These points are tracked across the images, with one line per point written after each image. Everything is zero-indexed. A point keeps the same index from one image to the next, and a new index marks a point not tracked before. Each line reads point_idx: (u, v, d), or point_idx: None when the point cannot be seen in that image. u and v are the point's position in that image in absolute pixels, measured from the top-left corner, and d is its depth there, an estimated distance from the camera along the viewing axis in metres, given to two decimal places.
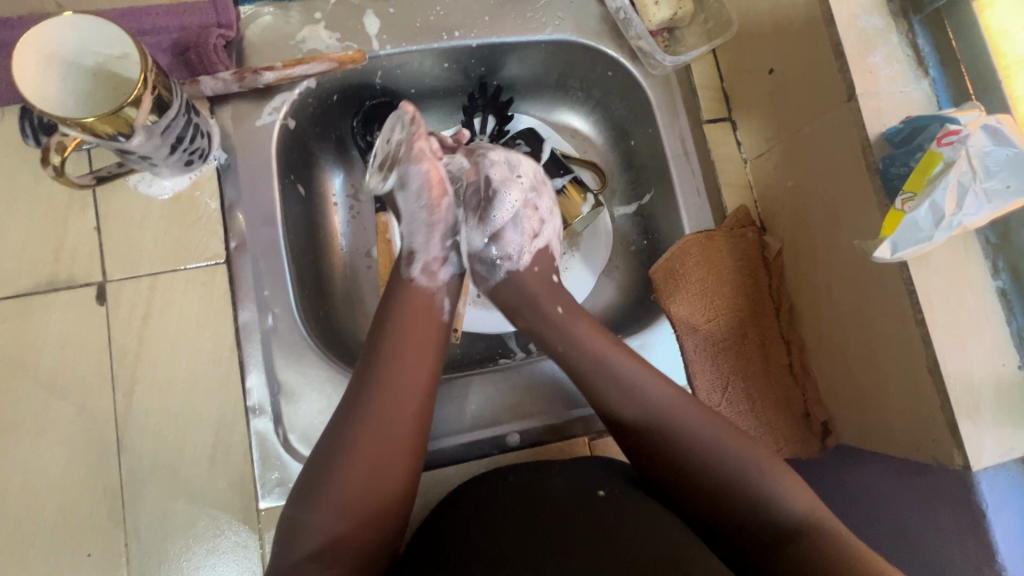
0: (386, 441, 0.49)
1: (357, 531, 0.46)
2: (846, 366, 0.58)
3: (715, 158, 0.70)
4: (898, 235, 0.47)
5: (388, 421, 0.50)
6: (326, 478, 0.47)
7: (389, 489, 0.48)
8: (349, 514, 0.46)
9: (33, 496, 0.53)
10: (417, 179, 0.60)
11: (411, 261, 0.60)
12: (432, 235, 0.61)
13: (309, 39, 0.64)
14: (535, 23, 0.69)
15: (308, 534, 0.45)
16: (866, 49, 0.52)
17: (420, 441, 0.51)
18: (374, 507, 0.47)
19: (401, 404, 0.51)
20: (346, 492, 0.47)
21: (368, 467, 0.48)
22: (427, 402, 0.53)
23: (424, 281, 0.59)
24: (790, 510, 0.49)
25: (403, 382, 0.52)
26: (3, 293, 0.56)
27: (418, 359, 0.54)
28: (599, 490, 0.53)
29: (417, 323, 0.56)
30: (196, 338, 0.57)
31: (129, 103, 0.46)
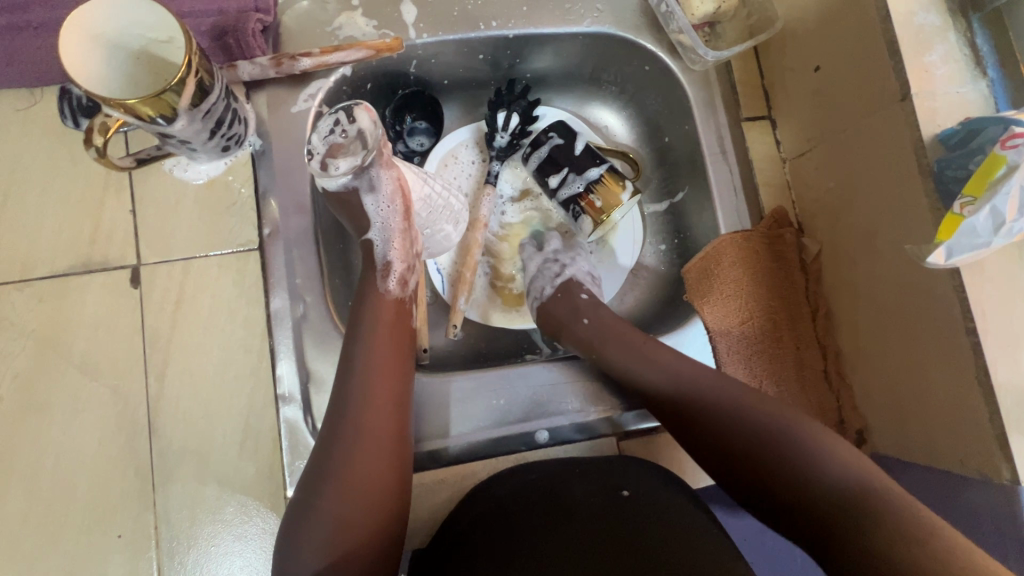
0: (375, 438, 0.50)
1: (364, 532, 0.47)
2: (888, 374, 0.57)
3: (753, 157, 0.68)
4: (954, 239, 0.45)
5: (376, 420, 0.51)
6: (327, 482, 0.48)
7: (388, 486, 0.49)
8: (353, 513, 0.47)
9: (66, 475, 0.53)
10: (389, 181, 0.58)
11: (382, 270, 0.59)
12: (399, 240, 0.60)
13: (346, 26, 0.64)
14: (573, 15, 0.68)
15: (319, 542, 0.45)
16: (922, 47, 0.51)
17: (405, 436, 0.52)
18: (382, 493, 0.48)
19: (382, 398, 0.52)
20: (350, 493, 0.47)
21: (365, 467, 0.48)
22: (406, 393, 0.54)
23: (399, 290, 0.59)
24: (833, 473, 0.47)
25: (382, 378, 0.53)
26: (40, 273, 0.56)
27: (391, 347, 0.55)
28: (623, 489, 0.53)
29: (392, 320, 0.57)
30: (229, 324, 0.57)
31: (174, 86, 0.46)
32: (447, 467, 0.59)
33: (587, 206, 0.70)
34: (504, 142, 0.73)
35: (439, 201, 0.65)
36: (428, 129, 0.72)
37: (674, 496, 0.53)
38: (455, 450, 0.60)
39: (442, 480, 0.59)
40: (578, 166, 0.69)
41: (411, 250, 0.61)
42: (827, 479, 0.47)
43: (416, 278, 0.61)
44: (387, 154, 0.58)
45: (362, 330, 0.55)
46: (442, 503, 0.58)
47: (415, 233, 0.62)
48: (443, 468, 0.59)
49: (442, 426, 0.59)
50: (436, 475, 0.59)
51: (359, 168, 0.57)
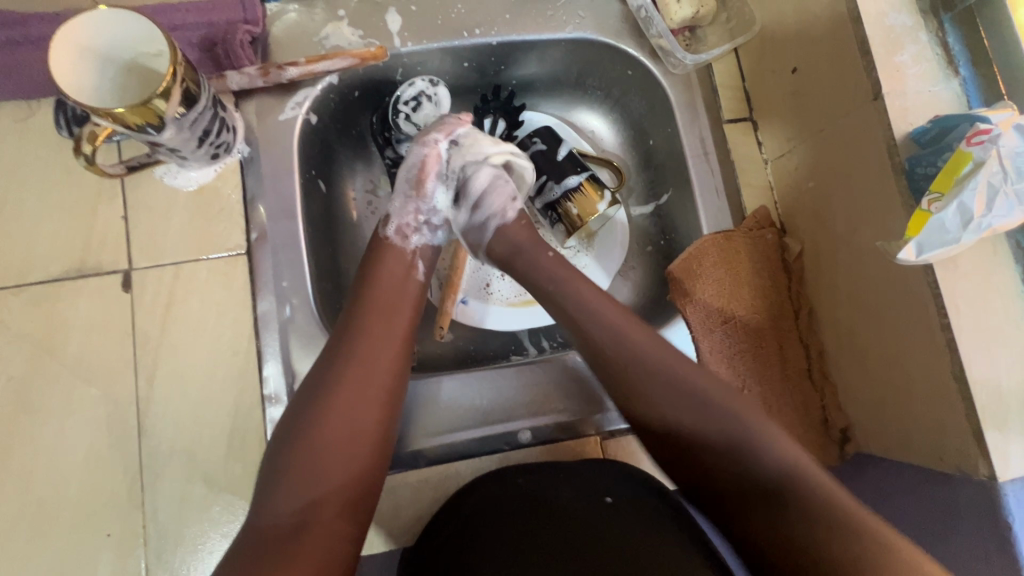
0: (366, 395, 0.51)
1: (337, 487, 0.48)
2: (870, 373, 0.57)
3: (736, 158, 0.69)
4: (924, 235, 0.45)
5: (367, 377, 0.52)
6: (303, 433, 0.48)
7: (362, 448, 0.50)
8: (329, 466, 0.48)
9: (57, 475, 0.55)
10: (414, 160, 0.62)
11: (386, 223, 0.63)
12: (410, 206, 0.63)
13: (333, 36, 0.66)
14: (555, 22, 0.69)
15: (295, 491, 0.46)
16: (893, 47, 0.51)
17: (395, 398, 0.53)
18: (355, 456, 0.49)
19: (379, 357, 0.54)
20: (319, 455, 0.48)
21: (347, 421, 0.50)
22: (402, 356, 0.55)
23: (396, 241, 0.61)
24: (773, 455, 0.49)
25: (380, 340, 0.54)
26: (34, 278, 0.58)
27: (389, 314, 0.56)
28: (606, 496, 0.53)
29: (392, 286, 0.58)
30: (217, 326, 0.59)
31: (159, 95, 0.47)
32: (431, 466, 0.60)
33: (565, 214, 0.71)
34: None
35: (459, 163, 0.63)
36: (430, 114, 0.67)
37: (655, 508, 0.52)
38: (438, 449, 0.60)
39: (426, 480, 0.59)
40: (559, 171, 0.70)
41: (431, 221, 0.63)
42: (770, 470, 0.49)
43: (416, 239, 0.62)
44: (427, 136, 0.62)
45: (360, 302, 0.57)
46: (426, 503, 0.59)
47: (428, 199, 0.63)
48: (426, 469, 0.59)
49: (425, 426, 0.60)
50: (420, 474, 0.59)
51: (423, 138, 0.63)
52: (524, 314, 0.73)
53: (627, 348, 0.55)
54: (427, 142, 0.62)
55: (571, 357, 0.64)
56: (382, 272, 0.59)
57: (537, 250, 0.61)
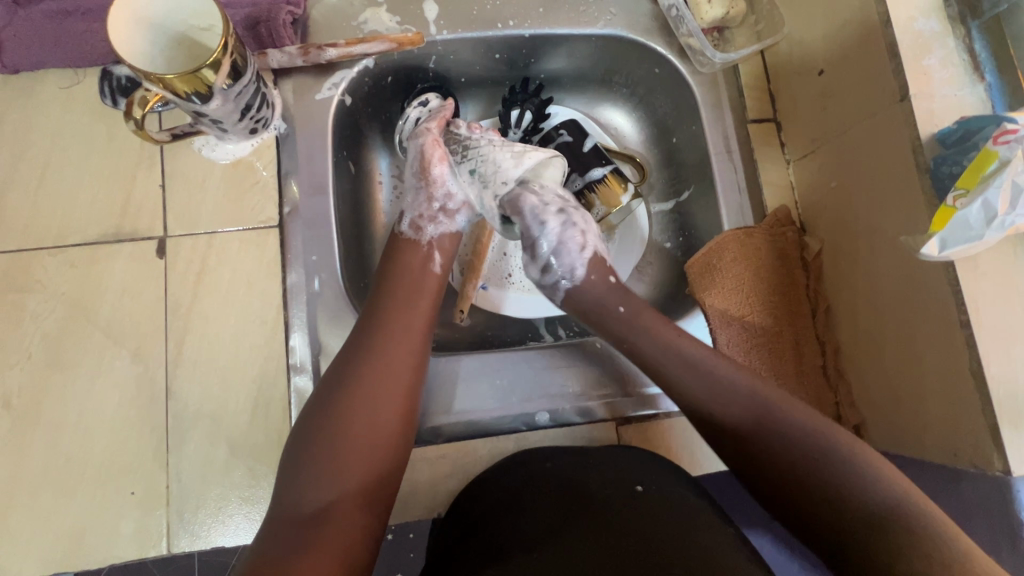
0: (389, 385, 0.52)
1: (360, 476, 0.48)
2: (885, 369, 0.58)
3: (759, 158, 0.70)
4: (948, 230, 0.46)
5: (389, 368, 0.52)
6: (329, 422, 0.49)
7: (386, 432, 0.50)
8: (353, 455, 0.48)
9: (85, 432, 0.56)
10: (414, 151, 0.64)
11: (402, 219, 0.64)
12: (422, 196, 0.63)
13: (371, 21, 0.67)
14: (587, 17, 0.71)
15: (321, 480, 0.47)
16: (922, 52, 0.53)
17: (416, 392, 0.54)
18: (378, 442, 0.50)
19: (401, 343, 0.54)
20: (343, 439, 0.48)
21: (370, 411, 0.50)
22: (423, 348, 0.56)
23: (410, 234, 0.62)
24: (879, 493, 0.44)
25: (401, 333, 0.55)
26: (72, 240, 0.59)
27: (413, 312, 0.57)
28: (637, 485, 0.53)
29: (413, 280, 0.59)
30: (246, 296, 0.60)
31: (209, 65, 0.49)
32: (448, 444, 0.60)
33: (587, 205, 0.72)
34: (517, 139, 0.76)
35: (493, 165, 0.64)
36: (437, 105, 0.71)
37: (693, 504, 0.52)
38: (456, 428, 0.61)
39: (443, 456, 0.60)
40: (584, 163, 0.72)
41: (446, 207, 0.64)
42: (879, 498, 0.44)
43: (433, 229, 0.63)
44: (422, 129, 0.65)
45: (382, 296, 0.57)
46: (442, 479, 0.60)
47: (437, 189, 0.63)
48: (444, 446, 0.60)
49: (445, 404, 0.61)
50: (437, 451, 0.60)
51: (416, 131, 0.65)
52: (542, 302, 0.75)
53: (668, 347, 0.56)
54: (424, 133, 0.65)
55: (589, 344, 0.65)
56: (403, 267, 0.60)
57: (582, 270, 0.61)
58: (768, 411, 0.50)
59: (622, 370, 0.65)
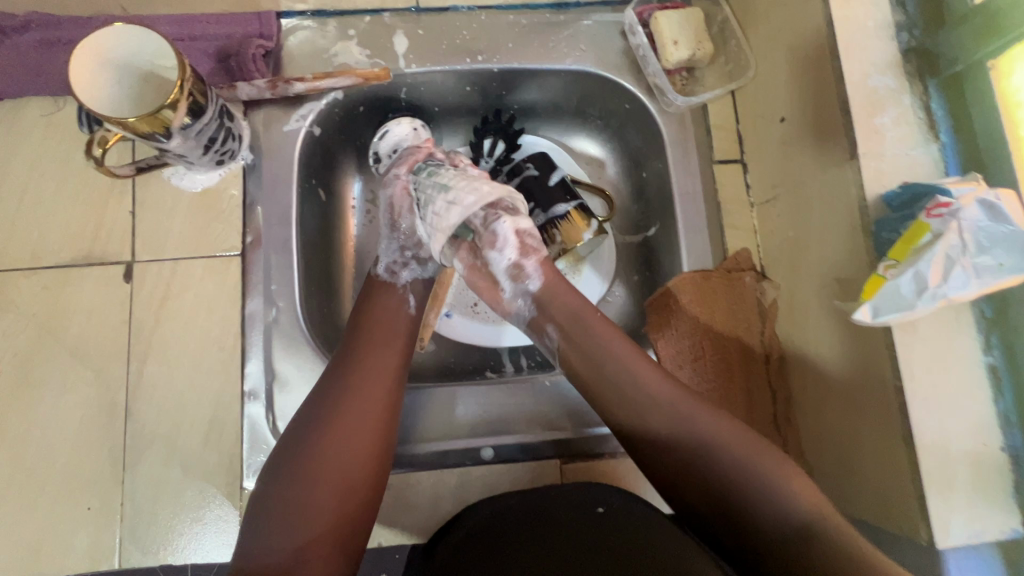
0: (358, 431, 0.53)
1: (330, 522, 0.49)
2: (829, 423, 0.57)
3: (723, 200, 0.70)
4: (878, 299, 0.46)
5: (360, 408, 0.54)
6: (297, 471, 0.50)
7: (359, 473, 0.52)
8: (324, 502, 0.50)
9: (47, 448, 0.59)
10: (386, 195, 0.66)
11: (379, 262, 0.66)
12: (397, 240, 0.65)
13: (341, 54, 0.69)
14: (556, 53, 0.71)
15: (291, 528, 0.48)
16: (874, 108, 0.52)
17: (388, 435, 0.55)
18: (350, 482, 0.51)
19: (373, 382, 0.56)
20: (314, 479, 0.50)
21: (339, 456, 0.51)
22: (394, 391, 0.57)
23: (386, 277, 0.64)
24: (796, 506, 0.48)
25: (371, 373, 0.56)
26: (45, 263, 0.62)
27: (385, 351, 0.59)
28: (599, 506, 0.55)
29: (385, 321, 0.61)
30: (206, 322, 0.62)
31: (168, 105, 0.51)
32: (394, 473, 0.62)
33: (550, 239, 0.72)
34: (488, 168, 0.78)
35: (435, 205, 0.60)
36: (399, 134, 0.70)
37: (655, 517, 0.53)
38: (402, 458, 0.62)
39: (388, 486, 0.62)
40: (549, 197, 0.72)
41: (419, 255, 0.65)
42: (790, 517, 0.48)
43: (407, 274, 0.65)
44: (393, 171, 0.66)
45: (355, 340, 0.59)
46: (387, 508, 0.61)
47: (408, 235, 0.65)
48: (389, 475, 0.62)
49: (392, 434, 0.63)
50: None
51: (385, 176, 0.67)
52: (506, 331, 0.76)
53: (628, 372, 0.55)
54: (392, 179, 0.66)
55: (542, 380, 0.66)
56: (377, 309, 0.62)
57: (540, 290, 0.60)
58: (717, 447, 0.51)
59: (576, 406, 0.65)
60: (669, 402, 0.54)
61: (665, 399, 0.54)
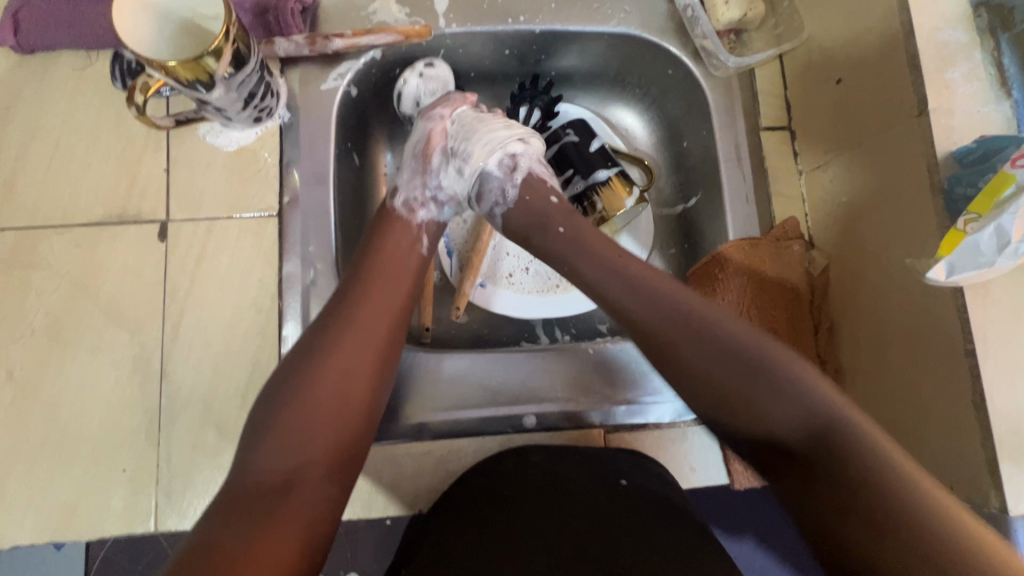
0: (355, 357, 0.51)
1: (324, 449, 0.48)
2: (885, 391, 0.56)
3: (770, 168, 0.68)
4: (956, 255, 0.44)
5: (359, 334, 0.52)
6: (294, 394, 0.48)
7: (356, 399, 0.50)
8: (318, 428, 0.48)
9: (81, 408, 0.57)
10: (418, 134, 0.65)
11: (396, 195, 0.63)
12: (418, 179, 0.63)
13: (380, 12, 0.67)
14: (600, 15, 0.69)
15: (282, 448, 0.46)
16: (945, 64, 0.50)
17: (388, 363, 0.53)
18: (346, 408, 0.49)
19: (374, 311, 0.54)
20: (308, 402, 0.48)
21: (336, 382, 0.50)
22: (398, 322, 0.55)
23: (403, 212, 0.62)
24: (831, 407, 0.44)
25: (374, 301, 0.54)
26: (77, 220, 0.60)
27: (391, 282, 0.57)
28: (621, 479, 0.54)
29: (393, 253, 0.59)
30: (243, 284, 0.61)
31: (212, 52, 0.49)
32: (434, 440, 0.61)
33: (590, 207, 0.70)
34: None
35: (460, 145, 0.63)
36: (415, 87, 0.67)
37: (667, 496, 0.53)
38: (443, 425, 0.61)
39: (429, 453, 0.60)
40: (590, 164, 0.70)
41: (438, 197, 0.64)
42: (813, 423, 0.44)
43: (423, 213, 0.62)
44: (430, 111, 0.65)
45: (361, 273, 0.56)
46: (427, 476, 0.60)
47: (429, 172, 0.64)
48: (429, 442, 0.60)
49: (434, 400, 0.61)
50: (423, 447, 0.60)
51: (428, 113, 0.65)
52: (541, 302, 0.73)
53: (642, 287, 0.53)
54: (432, 118, 0.65)
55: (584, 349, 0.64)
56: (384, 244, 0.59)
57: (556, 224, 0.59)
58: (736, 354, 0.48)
59: (618, 378, 0.64)
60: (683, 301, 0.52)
61: (663, 337, 0.51)
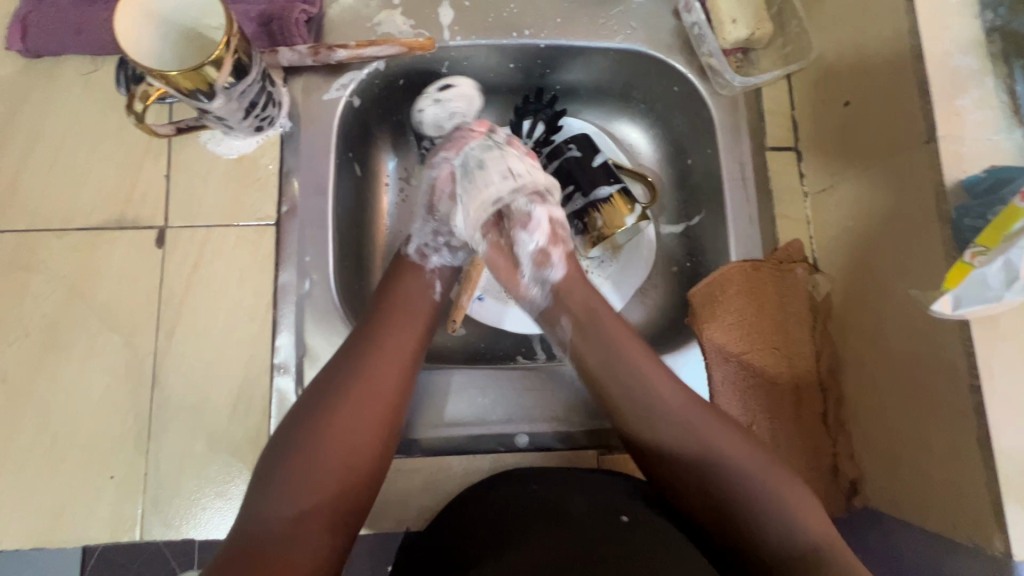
0: (371, 406, 0.51)
1: (331, 497, 0.47)
2: (889, 425, 0.54)
3: (774, 189, 0.67)
4: (962, 289, 0.43)
5: (375, 383, 0.52)
6: (303, 443, 0.48)
7: (369, 448, 0.50)
8: (326, 478, 0.47)
9: (72, 413, 0.57)
10: (431, 176, 0.62)
11: (409, 243, 0.63)
12: (429, 226, 0.63)
13: (385, 23, 0.67)
14: (605, 30, 0.69)
15: (291, 496, 0.46)
16: (955, 89, 0.49)
17: (399, 412, 0.53)
18: (358, 456, 0.49)
19: (389, 360, 0.54)
20: (323, 452, 0.48)
21: (350, 430, 0.49)
22: (411, 370, 0.55)
23: (416, 260, 0.62)
24: (804, 530, 0.48)
25: (391, 349, 0.54)
26: (76, 224, 0.60)
27: (407, 327, 0.56)
28: (623, 514, 0.52)
29: (410, 298, 0.59)
30: (239, 292, 0.60)
31: (212, 62, 0.49)
32: (424, 457, 0.60)
33: (591, 223, 0.69)
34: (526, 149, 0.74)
35: (468, 190, 0.60)
36: (429, 112, 0.66)
37: (674, 533, 0.51)
38: (435, 441, 0.60)
39: (418, 469, 0.59)
40: (592, 179, 0.69)
41: (451, 243, 0.63)
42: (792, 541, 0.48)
43: (438, 260, 0.63)
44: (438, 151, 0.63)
45: (375, 316, 0.56)
46: (417, 493, 0.59)
47: (438, 215, 0.62)
48: (419, 459, 0.59)
49: (425, 416, 0.60)
50: (413, 463, 0.59)
51: (434, 157, 0.63)
52: (539, 317, 0.72)
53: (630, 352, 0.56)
54: (439, 159, 0.62)
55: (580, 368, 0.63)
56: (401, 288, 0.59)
57: (564, 271, 0.60)
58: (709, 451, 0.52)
59: None
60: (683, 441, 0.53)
61: (670, 437, 0.53)
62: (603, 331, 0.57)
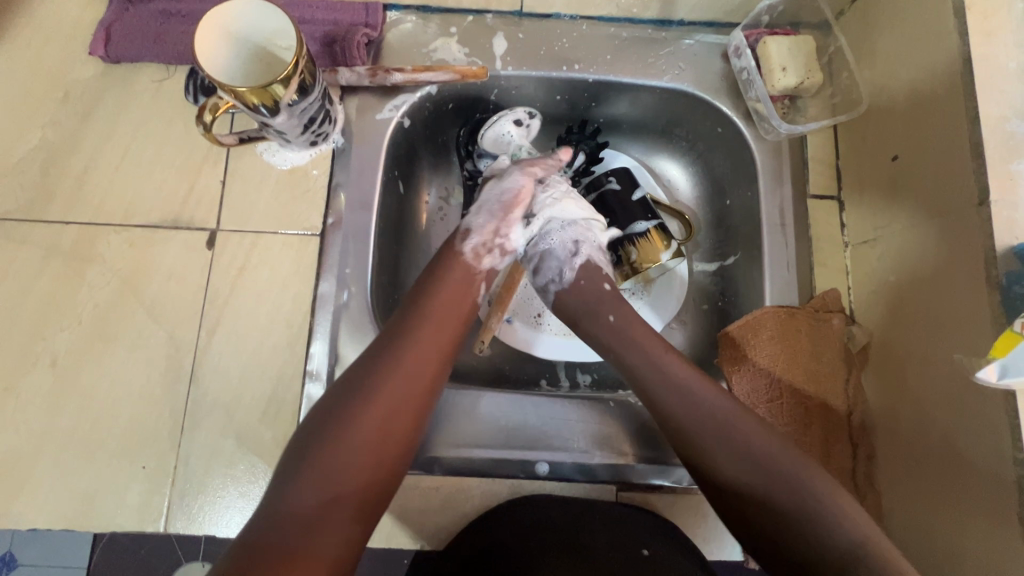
0: (399, 405, 0.51)
1: (354, 491, 0.48)
2: (924, 486, 0.53)
3: (814, 236, 0.66)
4: (1011, 358, 0.43)
5: (405, 382, 0.52)
6: (332, 435, 0.48)
7: (393, 445, 0.50)
8: (350, 472, 0.48)
9: (113, 402, 0.59)
10: (509, 185, 0.64)
11: (465, 237, 0.62)
12: (490, 226, 0.62)
13: (441, 50, 0.69)
14: (654, 69, 0.70)
15: (314, 485, 0.46)
16: (1010, 154, 0.48)
17: (426, 413, 0.53)
18: (384, 451, 0.50)
19: (422, 359, 0.54)
20: (350, 444, 0.48)
21: (378, 427, 0.50)
22: (442, 371, 0.55)
23: (470, 259, 0.61)
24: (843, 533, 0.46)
25: (425, 350, 0.54)
26: (135, 222, 0.64)
27: (442, 329, 0.56)
28: (642, 547, 0.56)
29: (448, 300, 0.58)
30: (279, 298, 0.62)
31: (280, 82, 0.52)
32: (444, 476, 0.60)
33: (625, 257, 0.70)
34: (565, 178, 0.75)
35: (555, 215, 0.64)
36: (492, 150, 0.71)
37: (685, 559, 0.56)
38: (456, 461, 0.60)
39: (437, 488, 0.60)
40: (629, 214, 0.70)
41: (505, 245, 0.63)
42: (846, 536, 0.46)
43: (490, 260, 0.62)
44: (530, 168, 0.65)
45: (411, 314, 0.57)
46: (434, 513, 0.59)
47: (503, 224, 0.63)
48: (439, 477, 0.60)
49: (448, 436, 0.60)
50: (433, 482, 0.59)
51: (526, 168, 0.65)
52: (567, 346, 0.73)
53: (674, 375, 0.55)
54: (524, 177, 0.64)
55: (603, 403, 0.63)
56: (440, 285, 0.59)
57: (603, 304, 0.61)
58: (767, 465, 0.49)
59: (638, 437, 0.62)
60: (719, 438, 0.51)
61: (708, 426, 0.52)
62: (639, 359, 0.57)
